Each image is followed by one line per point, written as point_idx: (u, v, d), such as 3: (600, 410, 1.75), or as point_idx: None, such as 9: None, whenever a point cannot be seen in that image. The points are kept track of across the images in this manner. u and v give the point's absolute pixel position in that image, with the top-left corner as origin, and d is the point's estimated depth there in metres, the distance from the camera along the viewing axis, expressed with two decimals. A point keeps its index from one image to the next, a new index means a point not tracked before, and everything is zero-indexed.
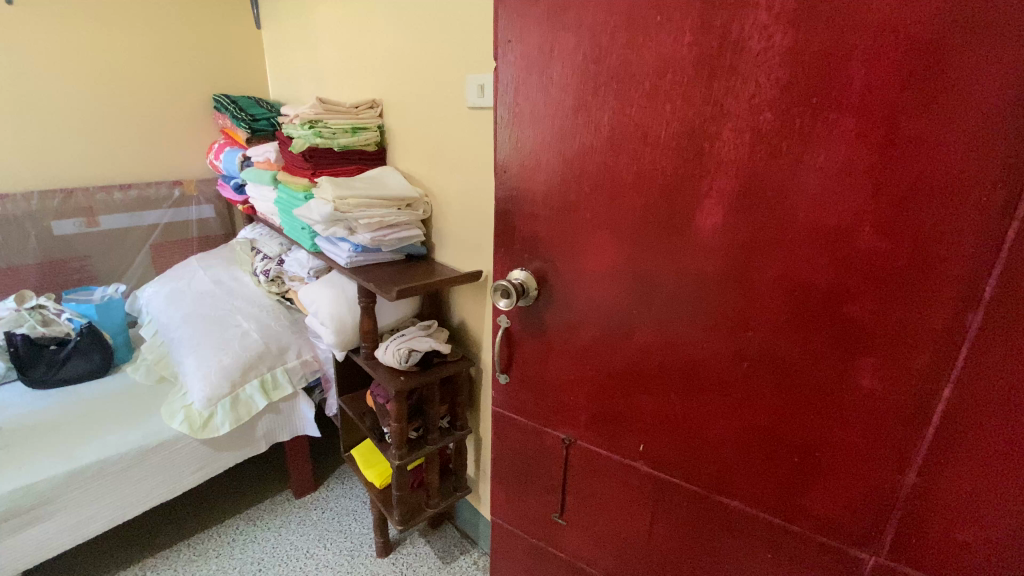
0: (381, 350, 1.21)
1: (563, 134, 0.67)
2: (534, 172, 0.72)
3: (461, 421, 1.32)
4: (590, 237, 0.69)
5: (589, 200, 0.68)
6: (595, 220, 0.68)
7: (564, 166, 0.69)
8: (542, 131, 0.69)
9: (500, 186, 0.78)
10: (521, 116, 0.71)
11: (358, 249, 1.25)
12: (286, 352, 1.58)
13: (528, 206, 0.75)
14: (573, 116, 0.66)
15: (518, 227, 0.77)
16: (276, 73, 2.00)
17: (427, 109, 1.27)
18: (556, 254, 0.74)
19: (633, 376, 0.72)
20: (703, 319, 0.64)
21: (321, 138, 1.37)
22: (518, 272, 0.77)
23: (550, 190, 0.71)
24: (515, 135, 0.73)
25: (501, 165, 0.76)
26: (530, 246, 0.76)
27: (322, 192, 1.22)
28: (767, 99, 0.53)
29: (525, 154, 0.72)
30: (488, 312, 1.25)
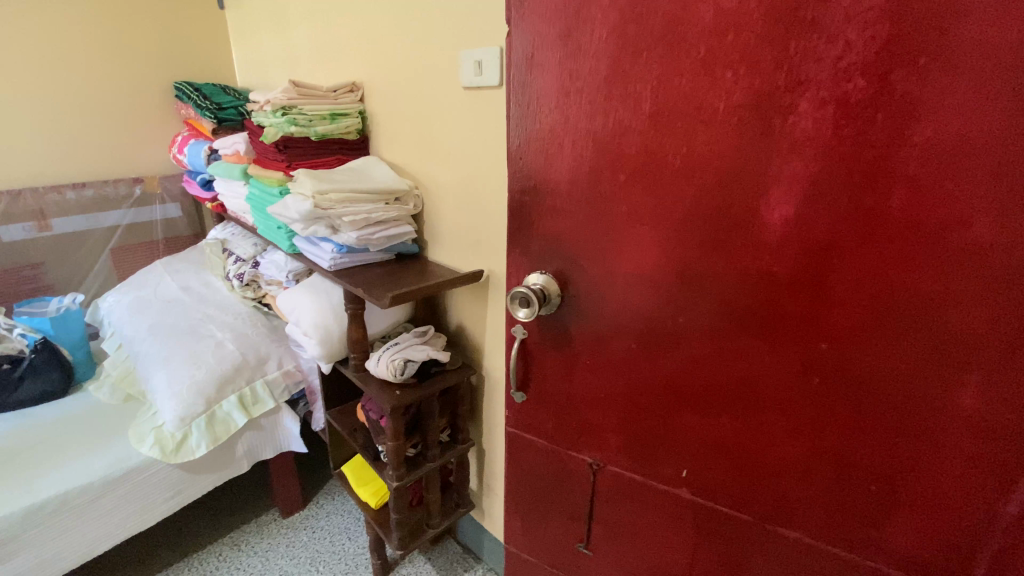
0: (373, 363, 1.10)
1: (594, 111, 0.56)
2: (556, 159, 0.61)
3: (463, 433, 1.22)
4: (625, 234, 0.59)
5: (625, 190, 0.57)
6: (631, 214, 0.58)
7: (593, 149, 0.58)
8: (566, 109, 0.58)
9: (512, 176, 0.67)
10: (539, 92, 0.60)
11: (343, 249, 1.13)
12: (267, 363, 1.44)
13: (547, 199, 0.64)
14: (605, 88, 0.55)
15: (534, 223, 0.66)
16: (244, 58, 1.83)
17: (422, 94, 1.13)
18: (583, 255, 0.63)
19: (675, 393, 0.62)
20: (764, 329, 0.55)
21: (296, 126, 1.22)
22: (535, 276, 0.67)
23: (575, 179, 0.60)
24: (533, 115, 0.61)
25: (514, 151, 0.65)
26: (551, 246, 0.66)
27: (299, 187, 1.09)
28: (860, 60, 0.43)
29: (544, 136, 0.61)
30: (491, 315, 1.14)
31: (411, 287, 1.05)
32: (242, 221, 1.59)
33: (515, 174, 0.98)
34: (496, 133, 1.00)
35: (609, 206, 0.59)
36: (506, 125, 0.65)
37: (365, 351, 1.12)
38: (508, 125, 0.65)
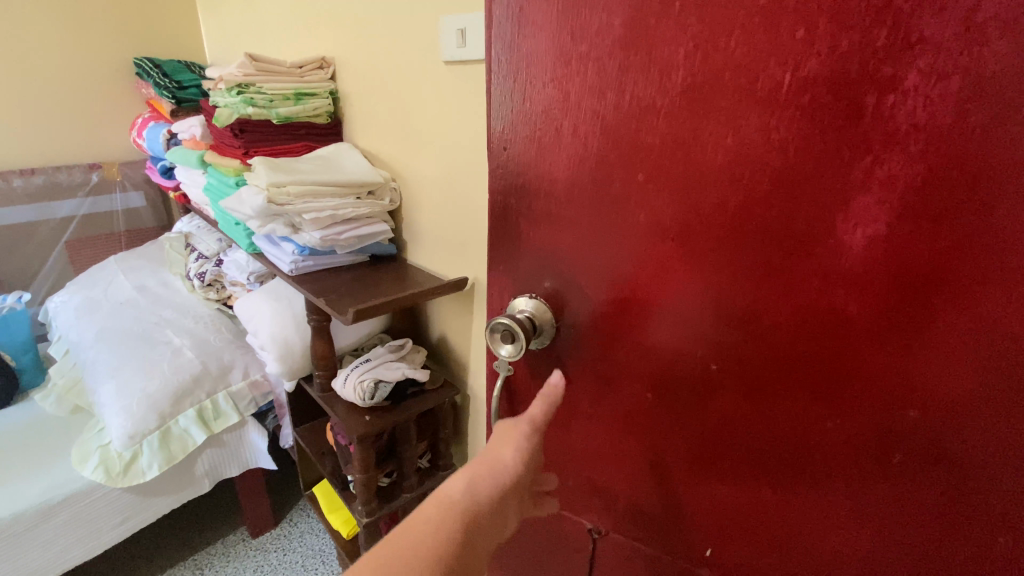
0: (340, 383, 0.98)
1: (601, 85, 0.41)
2: (551, 152, 0.46)
3: (445, 458, 1.09)
4: (640, 252, 0.44)
5: (643, 194, 0.42)
6: (651, 227, 0.43)
7: (601, 139, 0.43)
8: (562, 82, 0.43)
9: (494, 173, 0.52)
10: (528, 60, 0.45)
11: (305, 251, 1.02)
12: (231, 372, 1.30)
13: (539, 203, 0.49)
14: (617, 54, 0.40)
15: (522, 234, 0.52)
16: (212, 33, 1.66)
17: (400, 72, 0.99)
18: (585, 279, 0.49)
19: (701, 455, 0.48)
20: (827, 385, 0.41)
21: (254, 107, 1.10)
22: (520, 301, 0.53)
23: (576, 178, 0.46)
24: (521, 91, 0.46)
25: (497, 140, 0.50)
26: (543, 264, 0.51)
27: (254, 178, 0.97)
28: (1011, 7, 0.28)
29: (535, 121, 0.46)
30: (475, 328, 1.01)
31: (382, 298, 0.92)
32: (204, 213, 1.44)
33: (506, 167, 0.84)
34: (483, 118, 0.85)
35: (620, 214, 0.44)
36: (487, 105, 0.50)
37: (331, 369, 1.01)
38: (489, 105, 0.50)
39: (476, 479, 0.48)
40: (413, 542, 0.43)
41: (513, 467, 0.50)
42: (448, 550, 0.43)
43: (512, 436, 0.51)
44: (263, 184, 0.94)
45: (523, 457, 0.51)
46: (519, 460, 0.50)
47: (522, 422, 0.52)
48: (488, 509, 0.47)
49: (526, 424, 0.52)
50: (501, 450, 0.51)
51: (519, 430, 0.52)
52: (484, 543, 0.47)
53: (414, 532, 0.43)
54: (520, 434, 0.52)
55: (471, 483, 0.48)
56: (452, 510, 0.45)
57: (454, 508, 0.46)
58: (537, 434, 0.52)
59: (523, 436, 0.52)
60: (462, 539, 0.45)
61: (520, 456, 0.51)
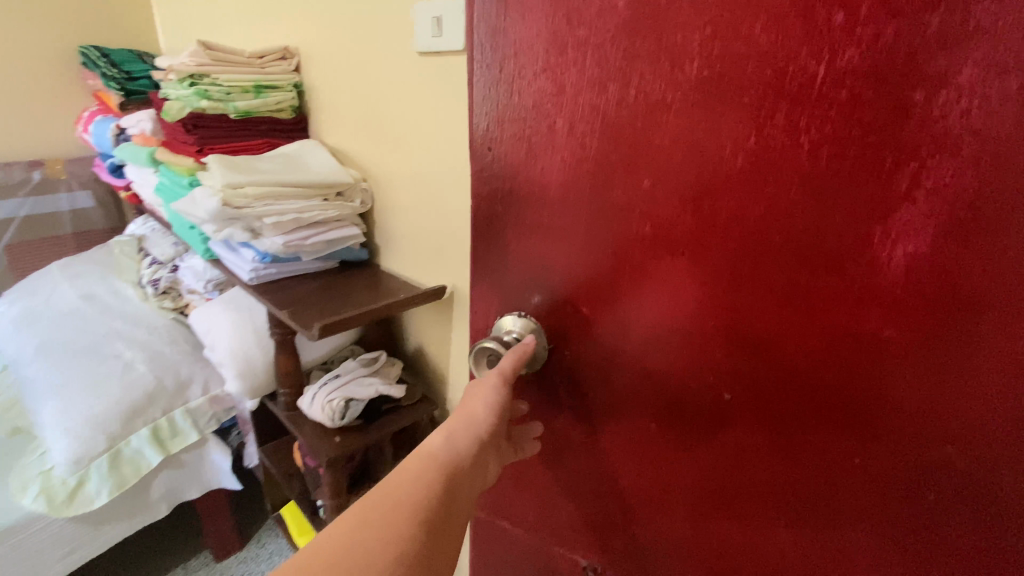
0: (308, 403, 0.96)
1: (602, 78, 0.36)
2: (543, 155, 0.41)
3: None
4: (645, 268, 0.39)
5: (649, 204, 0.37)
6: (656, 241, 0.38)
7: (600, 141, 0.38)
8: (556, 74, 0.38)
9: (476, 178, 0.46)
10: (516, 48, 0.39)
11: (266, 258, 1.01)
12: (189, 388, 1.21)
13: (529, 212, 0.43)
14: (620, 41, 0.35)
15: (509, 247, 0.46)
16: (166, 21, 1.54)
17: (371, 65, 0.92)
18: (581, 298, 0.43)
19: (710, 490, 0.44)
20: (851, 415, 0.36)
21: (209, 100, 1.07)
22: (508, 319, 0.48)
23: (571, 184, 0.40)
24: (508, 84, 0.40)
25: (480, 140, 0.44)
26: (533, 280, 0.46)
27: (209, 179, 0.96)
28: None
29: (524, 119, 0.41)
30: (455, 339, 0.95)
31: (352, 310, 0.88)
32: (157, 216, 1.34)
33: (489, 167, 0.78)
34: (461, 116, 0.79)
35: (621, 227, 0.39)
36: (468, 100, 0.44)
37: (295, 387, 1.01)
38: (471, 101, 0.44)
39: (452, 433, 0.44)
40: (390, 498, 0.39)
41: (488, 418, 0.46)
42: (427, 507, 0.40)
43: (482, 386, 0.46)
44: (218, 186, 0.92)
45: (498, 409, 0.46)
46: (492, 410, 0.45)
47: (491, 373, 0.46)
48: (466, 463, 0.43)
49: (494, 375, 0.46)
50: (471, 402, 0.46)
51: (487, 381, 0.46)
52: (466, 496, 0.43)
53: (391, 490, 0.40)
54: (489, 387, 0.46)
55: (445, 440, 0.44)
56: (431, 465, 0.42)
57: (433, 464, 0.42)
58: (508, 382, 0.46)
59: (491, 389, 0.46)
60: (442, 494, 0.41)
61: (495, 406, 0.46)
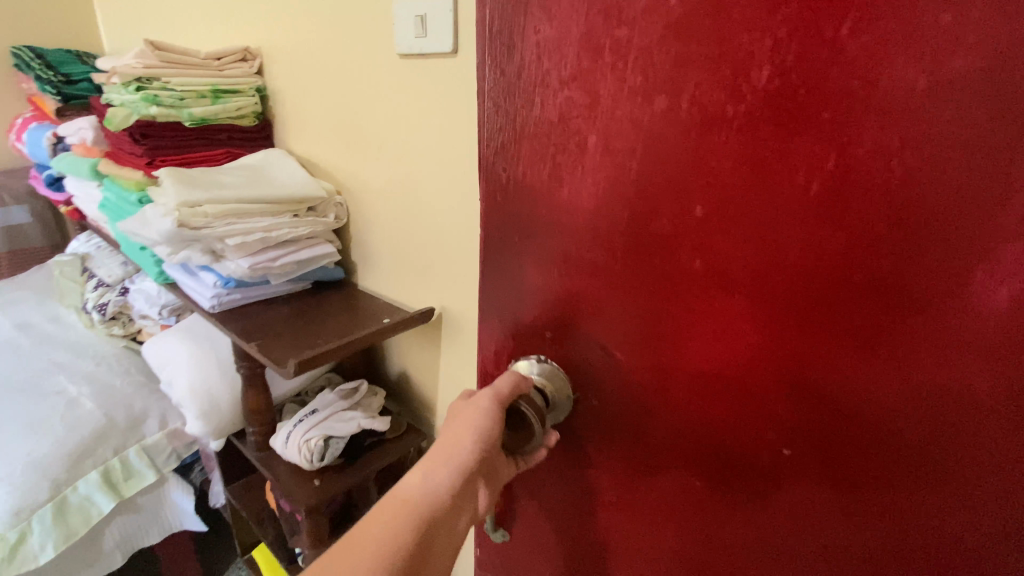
0: (282, 444, 0.93)
1: (646, 88, 0.30)
2: (569, 177, 0.35)
3: None
4: (689, 310, 0.34)
5: (699, 236, 0.32)
6: (705, 281, 0.33)
7: (641, 164, 0.32)
8: (588, 84, 0.32)
9: (487, 203, 0.40)
10: (539, 54, 0.34)
11: (230, 283, 0.94)
12: (145, 423, 1.10)
13: (551, 245, 0.38)
14: (669, 45, 0.29)
15: (525, 283, 0.40)
16: (110, 20, 1.41)
17: (351, 75, 0.89)
18: (613, 343, 0.37)
19: (758, 553, 0.37)
20: (930, 476, 0.30)
21: (159, 107, 0.97)
22: (526, 363, 0.42)
23: (604, 212, 0.34)
24: (528, 98, 0.35)
25: (493, 160, 0.39)
26: (554, 320, 0.40)
27: (164, 197, 0.89)
28: None
29: (547, 135, 0.35)
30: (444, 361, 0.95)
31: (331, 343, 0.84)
32: (102, 233, 1.22)
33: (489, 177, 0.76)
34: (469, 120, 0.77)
35: (664, 263, 0.33)
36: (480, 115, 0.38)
37: (266, 425, 0.99)
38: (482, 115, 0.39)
39: (435, 468, 0.39)
40: (362, 550, 0.35)
41: (475, 448, 0.40)
42: (403, 555, 0.35)
43: (471, 412, 0.40)
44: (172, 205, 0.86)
45: (489, 433, 0.40)
46: (479, 439, 0.40)
47: (482, 396, 0.40)
48: (449, 500, 0.38)
49: (489, 394, 0.41)
50: (459, 428, 0.40)
51: (480, 401, 0.41)
52: (447, 538, 0.38)
53: (362, 540, 0.35)
54: (483, 408, 0.40)
55: (429, 470, 0.38)
56: (407, 510, 0.37)
57: (410, 507, 0.37)
58: (495, 405, 0.40)
59: (486, 410, 0.40)
60: (419, 540, 0.36)
61: (487, 433, 0.40)
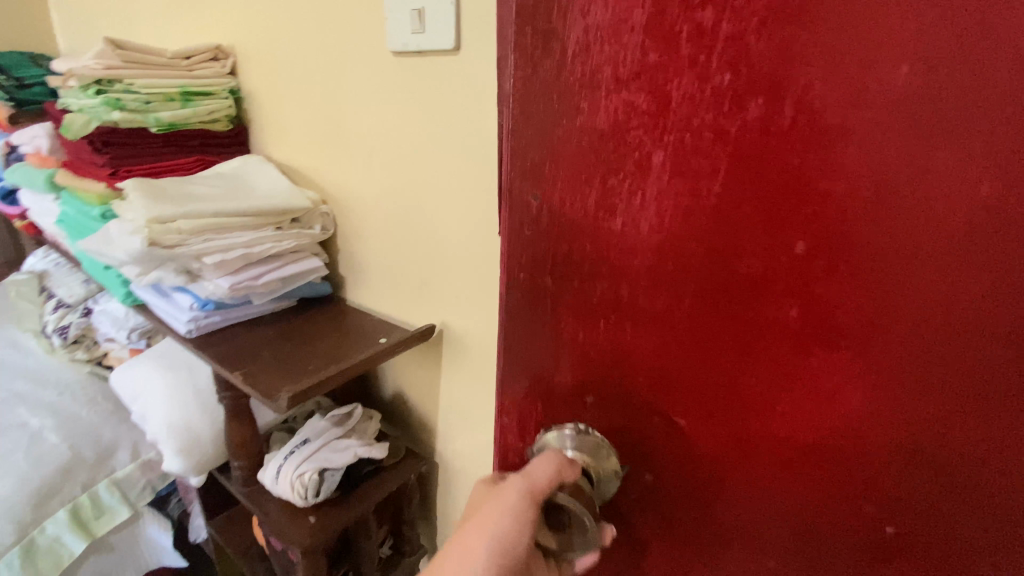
0: (272, 480, 0.86)
1: (737, 92, 0.24)
2: (622, 199, 0.28)
3: (410, 541, 1.02)
4: (782, 368, 0.27)
5: (803, 278, 0.25)
6: (806, 333, 0.26)
7: (727, 189, 0.25)
8: (656, 87, 0.25)
9: (512, 237, 0.33)
10: (587, 50, 0.27)
11: (209, 306, 0.86)
12: (115, 454, 1.01)
13: (599, 287, 0.31)
14: (772, 36, 0.23)
15: (563, 334, 0.33)
16: (64, 18, 1.31)
17: (340, 77, 0.83)
18: (670, 403, 0.31)
19: None
20: None
21: (123, 112, 0.89)
22: (561, 446, 0.34)
23: (673, 247, 0.27)
24: (567, 101, 0.28)
25: (520, 184, 0.31)
26: (600, 377, 0.33)
27: (132, 212, 0.80)
28: None
29: (597, 152, 0.28)
30: (446, 381, 0.91)
31: (324, 373, 0.77)
32: (60, 250, 1.13)
33: (494, 189, 0.73)
34: (477, 121, 0.72)
35: (753, 312, 0.27)
36: (503, 129, 0.31)
37: (252, 457, 0.90)
38: (505, 128, 0.32)
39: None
40: None
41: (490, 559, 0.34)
42: None
43: (493, 508, 0.34)
44: (141, 221, 0.77)
45: (510, 538, 0.34)
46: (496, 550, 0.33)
47: (511, 485, 0.34)
48: None
49: (520, 487, 0.33)
50: (477, 529, 0.34)
51: (508, 495, 0.34)
52: None
53: None
54: (509, 500, 0.34)
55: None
56: None
57: None
58: (523, 502, 0.33)
59: (512, 506, 0.34)
60: None
61: (510, 537, 0.34)
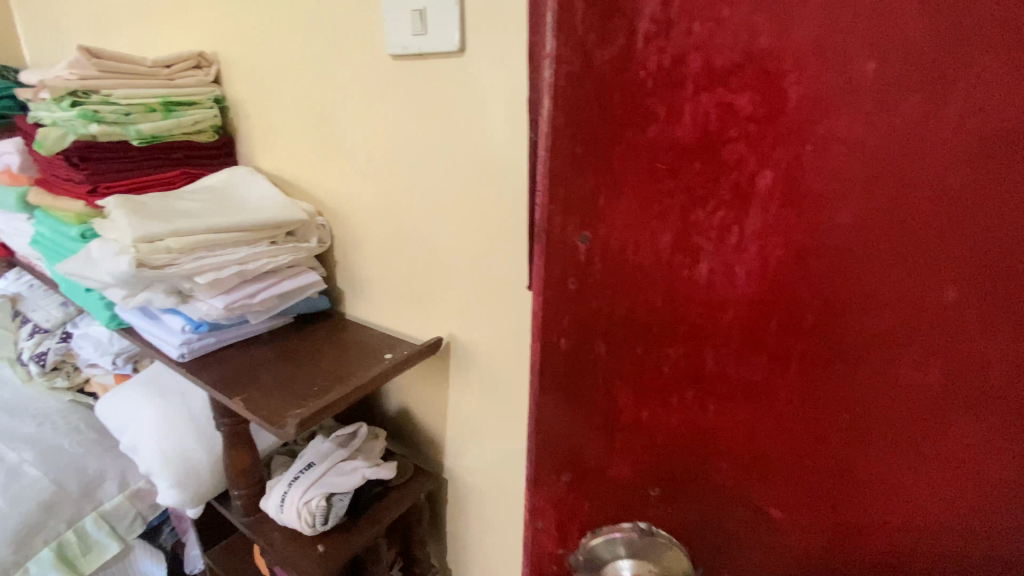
0: (277, 508, 0.80)
1: (875, 89, 0.19)
2: (713, 212, 0.22)
3: (421, 564, 0.95)
4: (898, 444, 0.23)
5: (928, 335, 0.21)
6: (925, 402, 0.22)
7: (859, 223, 0.21)
8: (762, 82, 0.20)
9: (551, 290, 0.25)
10: (664, 40, 0.21)
11: (202, 327, 0.79)
12: (101, 487, 0.95)
13: (676, 352, 0.25)
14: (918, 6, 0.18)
15: (621, 415, 0.27)
16: (33, 28, 1.24)
17: (331, 79, 0.77)
18: (767, 486, 0.26)
19: None
20: None
21: (102, 125, 0.82)
22: (613, 558, 0.29)
23: (775, 302, 0.23)
24: (642, 90, 0.22)
25: (563, 223, 0.24)
26: (675, 462, 0.27)
27: (117, 230, 0.73)
28: None
29: (682, 172, 0.22)
30: (455, 397, 0.85)
31: (330, 395, 0.70)
32: (34, 272, 1.06)
33: (509, 195, 0.67)
34: (484, 122, 0.66)
35: (863, 380, 0.23)
36: (537, 156, 0.24)
37: (254, 484, 0.83)
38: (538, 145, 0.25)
39: None
40: None
41: None
42: None
43: None
44: (127, 240, 0.70)
45: None
46: None
47: None
48: None
49: None
50: None
51: None
52: None
53: None
54: None
55: None
56: None
57: None
58: None
59: None
60: None
61: None
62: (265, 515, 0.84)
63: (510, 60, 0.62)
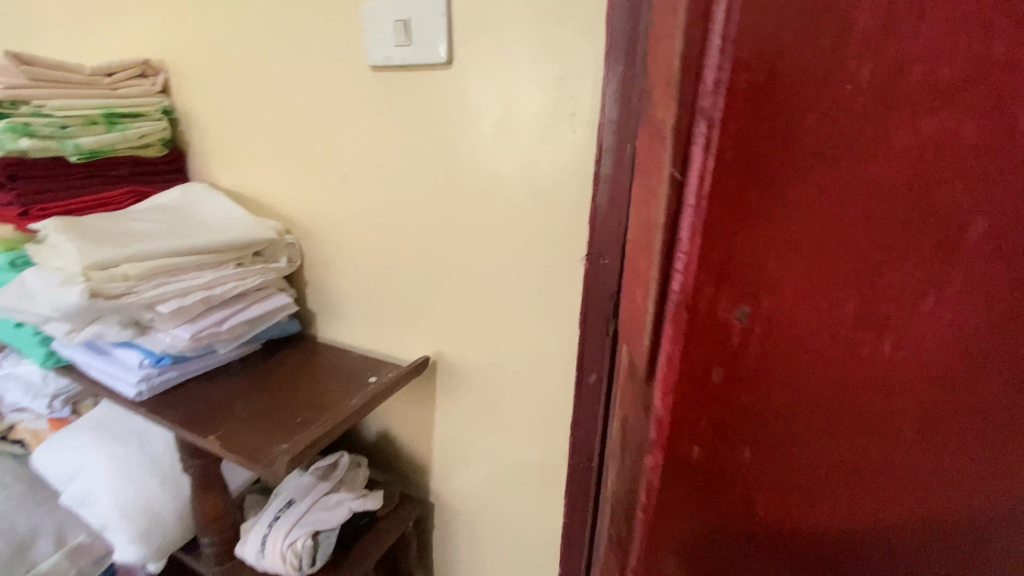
0: (257, 554, 0.73)
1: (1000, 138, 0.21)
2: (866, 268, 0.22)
3: None
4: (1003, 484, 0.28)
5: (1006, 404, 0.26)
6: (1001, 456, 0.27)
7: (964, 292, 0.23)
8: (898, 123, 0.20)
9: (685, 361, 0.23)
10: (817, 61, 0.19)
11: (164, 361, 0.71)
12: (36, 546, 0.83)
13: (822, 446, 0.26)
14: (1005, 35, 0.19)
15: (761, 520, 0.27)
16: None
17: (303, 90, 0.73)
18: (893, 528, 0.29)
19: None
20: None
21: (36, 140, 0.73)
22: None
23: (910, 397, 0.25)
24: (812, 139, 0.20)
25: (718, 299, 0.22)
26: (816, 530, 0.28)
27: (61, 257, 0.65)
28: None
29: (839, 239, 0.22)
30: (443, 418, 0.82)
31: (318, 428, 0.65)
32: None
33: (504, 207, 0.66)
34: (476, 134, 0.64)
35: (989, 435, 0.26)
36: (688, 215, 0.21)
37: (227, 530, 0.76)
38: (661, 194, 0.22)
39: None
40: None
41: None
42: None
43: None
44: (75, 267, 0.63)
45: None
46: None
47: None
48: None
49: None
50: None
51: None
52: None
53: None
54: None
55: None
56: None
57: None
58: None
59: None
60: None
61: None
62: (240, 563, 0.77)
63: (503, 73, 0.60)
